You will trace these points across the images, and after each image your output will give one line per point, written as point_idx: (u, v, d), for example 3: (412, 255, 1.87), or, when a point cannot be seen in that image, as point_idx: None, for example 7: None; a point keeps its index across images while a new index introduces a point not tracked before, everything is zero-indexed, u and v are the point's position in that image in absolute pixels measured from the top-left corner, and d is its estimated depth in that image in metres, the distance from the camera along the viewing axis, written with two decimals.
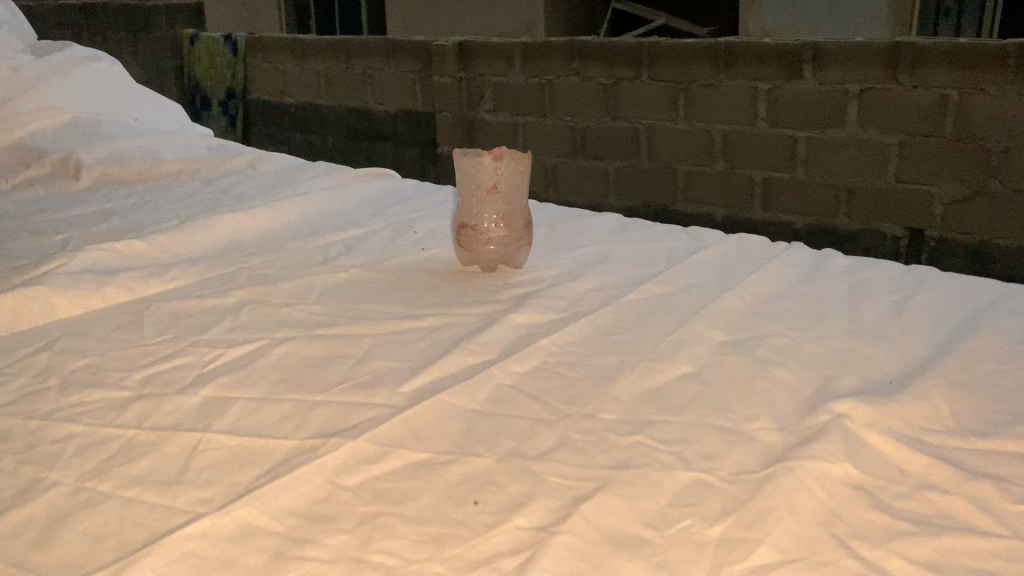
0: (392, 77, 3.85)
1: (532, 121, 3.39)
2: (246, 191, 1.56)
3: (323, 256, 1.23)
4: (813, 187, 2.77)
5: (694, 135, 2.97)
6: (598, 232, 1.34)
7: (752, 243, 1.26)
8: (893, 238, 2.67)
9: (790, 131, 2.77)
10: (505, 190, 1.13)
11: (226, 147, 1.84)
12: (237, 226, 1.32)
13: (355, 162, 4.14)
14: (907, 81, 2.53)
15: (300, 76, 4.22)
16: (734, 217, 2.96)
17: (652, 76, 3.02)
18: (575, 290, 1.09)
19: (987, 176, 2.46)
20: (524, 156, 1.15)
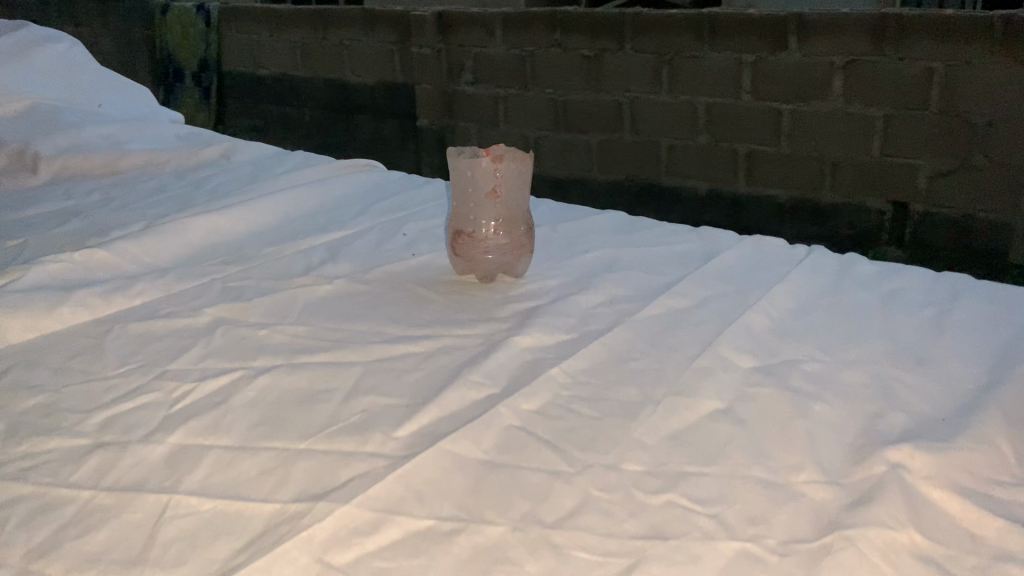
0: (371, 49, 3.70)
1: (514, 94, 3.28)
2: (219, 186, 1.44)
3: (304, 263, 1.12)
4: (798, 161, 2.69)
5: (677, 108, 2.88)
6: (601, 233, 1.24)
7: (771, 247, 1.17)
8: (879, 212, 2.60)
9: (775, 104, 2.68)
10: (505, 194, 1.03)
11: (197, 135, 1.72)
12: (210, 228, 1.20)
13: (333, 136, 4.00)
14: (892, 54, 2.45)
15: (275, 47, 4.06)
16: (718, 191, 2.87)
17: (634, 48, 2.91)
18: (584, 305, 0.99)
19: (971, 149, 2.40)
20: (525, 156, 1.05)
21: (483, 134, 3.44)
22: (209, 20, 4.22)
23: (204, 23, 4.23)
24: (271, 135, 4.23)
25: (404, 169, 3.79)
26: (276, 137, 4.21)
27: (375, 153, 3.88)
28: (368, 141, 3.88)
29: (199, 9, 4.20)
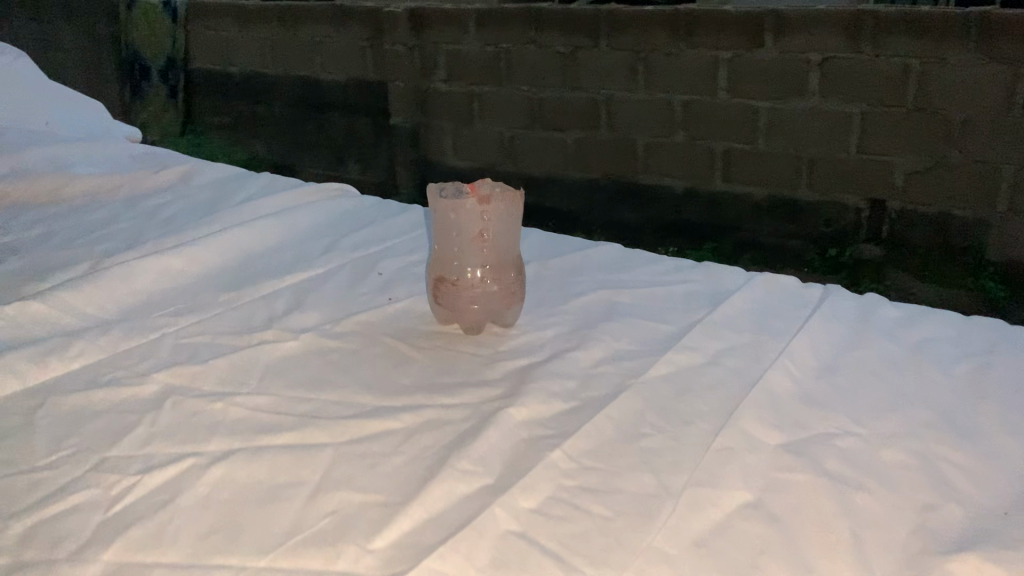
0: (343, 45, 3.57)
1: (488, 91, 3.17)
2: (177, 215, 1.32)
3: (268, 313, 1.00)
4: (774, 158, 2.64)
5: (653, 105, 2.80)
6: (595, 270, 1.13)
7: (783, 289, 1.07)
8: (855, 210, 2.58)
9: (752, 102, 2.62)
10: (494, 238, 0.92)
11: (155, 155, 1.59)
12: (163, 271, 1.09)
13: (305, 134, 3.88)
14: (869, 50, 2.40)
15: (245, 44, 3.92)
16: (694, 189, 2.82)
17: (610, 45, 2.83)
18: (584, 364, 0.88)
19: (947, 147, 2.37)
20: (516, 195, 0.93)
21: (457, 133, 3.32)
22: (176, 16, 4.00)
23: (171, 20, 4.01)
24: (241, 133, 4.11)
25: (378, 167, 3.68)
26: (247, 135, 4.09)
27: (347, 152, 3.77)
28: (340, 139, 3.76)
29: (166, 6, 3.96)
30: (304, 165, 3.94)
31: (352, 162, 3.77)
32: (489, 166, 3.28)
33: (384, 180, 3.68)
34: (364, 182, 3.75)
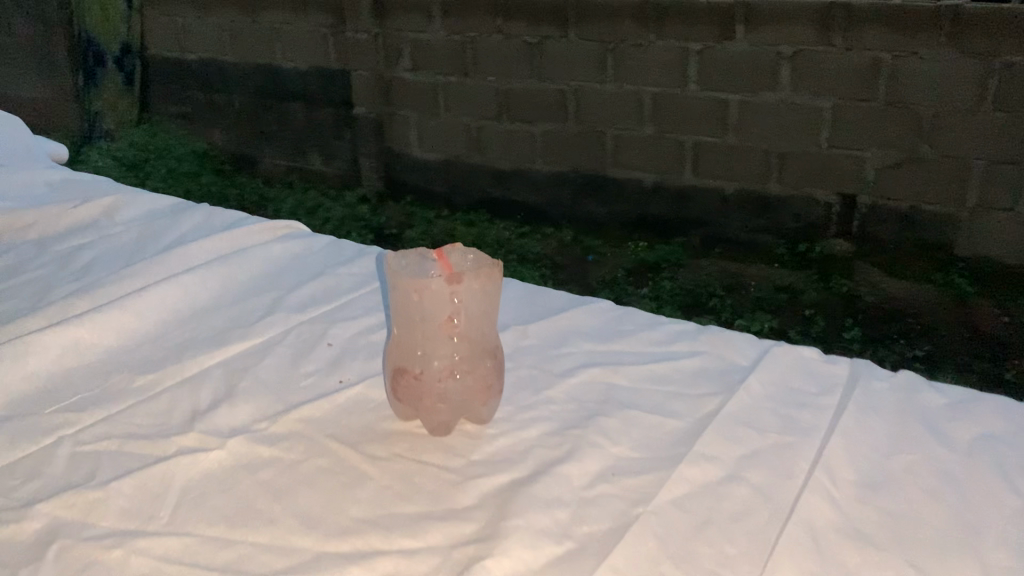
0: (303, 32, 3.36)
1: (454, 82, 3.04)
2: (94, 261, 1.13)
3: (191, 406, 0.82)
4: (744, 152, 2.63)
5: (621, 97, 2.75)
6: (584, 336, 0.97)
7: (805, 366, 0.91)
8: (826, 205, 2.59)
9: (721, 95, 2.59)
10: (465, 323, 0.76)
11: (76, 183, 1.39)
12: (68, 344, 0.90)
13: (264, 126, 3.67)
14: (840, 44, 2.37)
15: (200, 30, 3.68)
16: (664, 182, 2.80)
17: (578, 35, 2.74)
18: (578, 484, 0.72)
19: (918, 142, 2.38)
20: (493, 271, 0.76)
21: (423, 124, 3.19)
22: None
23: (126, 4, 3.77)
24: (198, 123, 3.89)
25: (342, 159, 3.50)
26: (205, 125, 3.87)
27: (307, 142, 3.57)
28: (300, 129, 3.56)
29: None
30: (263, 155, 3.74)
31: (313, 152, 3.57)
32: (454, 158, 3.18)
33: (347, 173, 3.50)
34: (326, 173, 3.57)
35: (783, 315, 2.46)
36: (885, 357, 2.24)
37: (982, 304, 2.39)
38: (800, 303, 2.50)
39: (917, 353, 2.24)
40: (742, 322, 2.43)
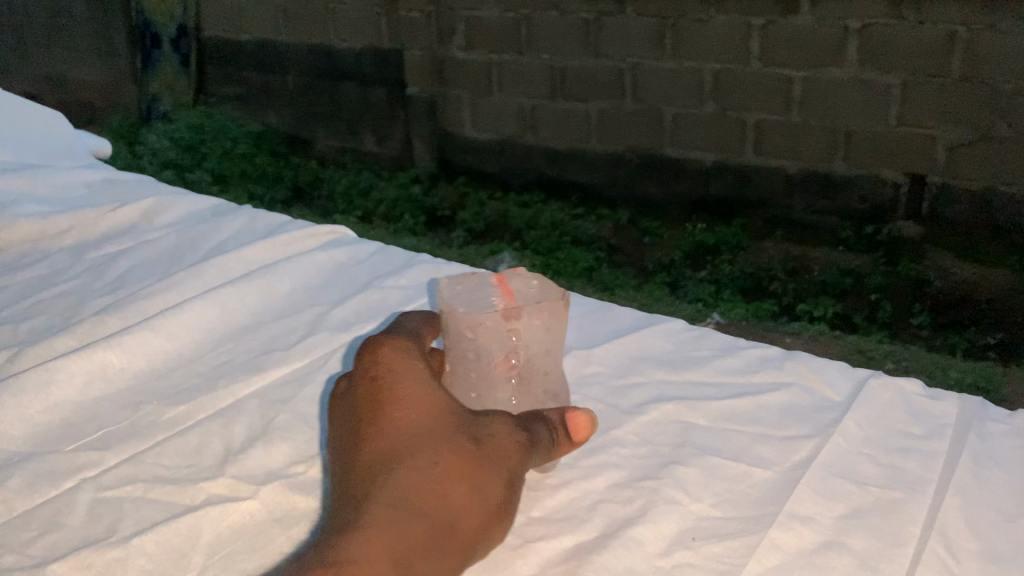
0: (357, 11, 3.28)
1: (509, 60, 2.96)
2: (130, 273, 1.08)
3: (224, 444, 0.75)
4: (809, 130, 2.49)
5: (681, 75, 2.64)
6: (654, 364, 0.87)
7: (906, 401, 0.80)
8: (894, 185, 2.44)
9: (785, 70, 2.46)
10: (526, 362, 0.69)
11: (115, 184, 1.34)
12: (96, 370, 0.84)
13: (317, 105, 3.62)
14: (914, 18, 2.23)
15: (255, 9, 3.63)
16: (724, 162, 2.68)
17: (636, 11, 2.63)
18: (652, 550, 0.63)
19: (993, 119, 2.23)
20: (553, 305, 0.70)
21: (476, 104, 3.11)
22: None
23: None
24: (254, 105, 3.85)
25: (394, 140, 3.43)
26: (258, 105, 3.83)
27: (361, 123, 3.50)
28: (354, 110, 3.49)
29: None
30: (318, 135, 3.68)
31: (367, 132, 3.50)
32: (508, 138, 3.09)
33: (400, 154, 3.43)
34: (379, 154, 3.49)
35: (850, 299, 2.38)
36: (956, 344, 2.18)
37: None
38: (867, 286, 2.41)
39: (989, 340, 2.17)
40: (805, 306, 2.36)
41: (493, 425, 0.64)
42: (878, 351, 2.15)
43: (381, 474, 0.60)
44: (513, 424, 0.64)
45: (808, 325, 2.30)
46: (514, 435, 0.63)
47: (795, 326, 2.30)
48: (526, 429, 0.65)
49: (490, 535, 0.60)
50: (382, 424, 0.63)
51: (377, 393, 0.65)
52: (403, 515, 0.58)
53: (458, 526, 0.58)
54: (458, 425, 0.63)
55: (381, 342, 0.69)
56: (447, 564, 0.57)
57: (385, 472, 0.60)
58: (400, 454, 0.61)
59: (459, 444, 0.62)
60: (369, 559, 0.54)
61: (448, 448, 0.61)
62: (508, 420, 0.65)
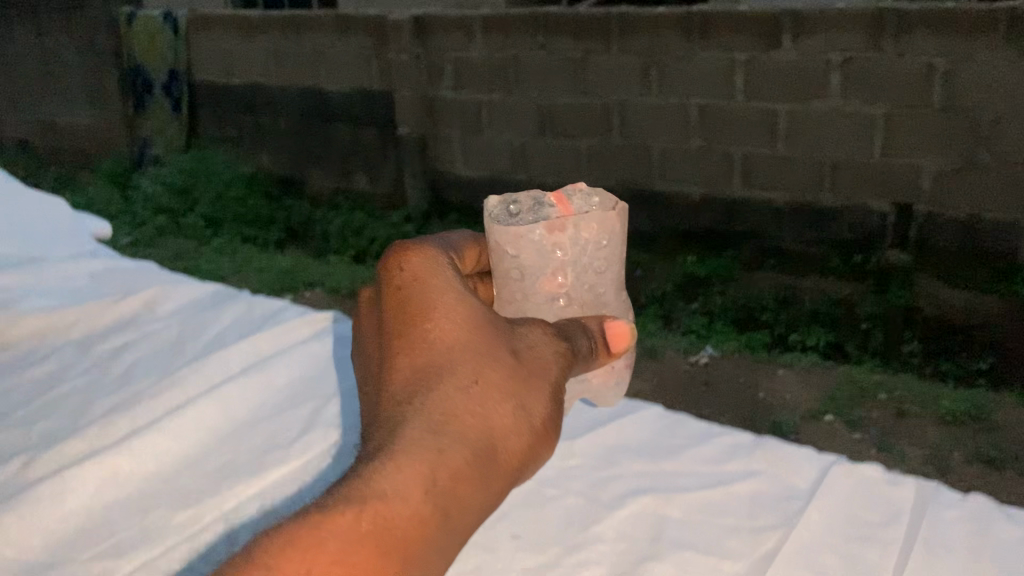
0: (344, 52, 3.50)
1: (497, 98, 3.13)
2: (136, 367, 1.13)
3: (228, 550, 0.80)
4: (795, 163, 2.61)
5: (667, 110, 2.77)
6: (633, 452, 0.93)
7: (869, 487, 0.86)
8: (881, 216, 2.54)
9: (772, 105, 2.58)
10: (569, 270, 0.84)
11: (116, 270, 1.40)
12: (108, 475, 0.90)
13: (311, 146, 3.79)
14: (892, 50, 2.36)
15: (246, 53, 3.86)
16: (713, 196, 2.79)
17: (621, 49, 2.80)
18: None
19: (976, 147, 2.33)
20: (598, 223, 0.84)
21: (466, 139, 3.28)
22: (177, 28, 4.01)
23: (172, 33, 4.03)
24: (247, 146, 4.04)
25: (387, 180, 3.60)
26: (248, 148, 4.04)
27: (353, 162, 3.67)
28: (346, 148, 3.66)
29: (167, 20, 4.01)
30: (312, 176, 3.85)
31: (359, 170, 3.67)
32: (499, 174, 3.23)
33: (393, 192, 3.59)
34: (375, 192, 3.63)
35: (841, 329, 2.55)
36: (946, 371, 2.38)
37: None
38: (857, 316, 2.55)
39: (980, 366, 2.37)
40: (798, 337, 2.53)
41: (529, 346, 0.73)
42: (870, 382, 2.29)
43: (422, 394, 0.68)
44: (548, 339, 0.75)
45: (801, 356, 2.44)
46: (558, 354, 0.74)
47: (788, 357, 2.44)
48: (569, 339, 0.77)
49: (530, 452, 0.69)
50: (423, 342, 0.71)
51: (418, 310, 0.73)
52: (443, 438, 0.66)
53: (495, 445, 0.67)
54: (494, 344, 0.72)
55: (420, 258, 0.77)
56: (485, 485, 0.65)
57: (427, 393, 0.69)
58: (440, 372, 0.70)
59: (497, 367, 0.70)
60: (407, 489, 0.62)
61: (487, 371, 0.70)
62: (545, 337, 0.75)
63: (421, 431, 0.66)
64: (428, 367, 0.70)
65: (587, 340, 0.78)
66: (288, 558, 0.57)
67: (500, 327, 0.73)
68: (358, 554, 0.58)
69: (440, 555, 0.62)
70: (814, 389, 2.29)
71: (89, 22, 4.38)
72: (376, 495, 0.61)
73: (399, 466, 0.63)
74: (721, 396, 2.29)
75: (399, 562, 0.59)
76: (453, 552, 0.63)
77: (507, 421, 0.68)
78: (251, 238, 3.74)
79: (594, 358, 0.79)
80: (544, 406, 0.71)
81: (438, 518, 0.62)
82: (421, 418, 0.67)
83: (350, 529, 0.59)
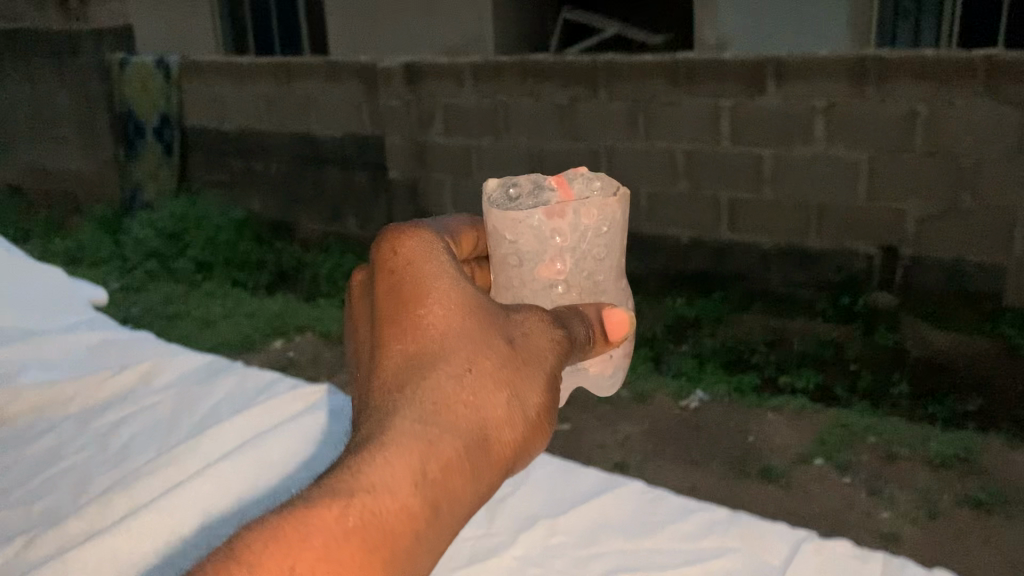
0: (335, 101, 3.74)
1: (486, 142, 3.39)
2: (132, 443, 1.16)
3: None
4: (782, 206, 2.92)
5: (654, 155, 3.08)
6: (614, 529, 0.96)
7: (838, 565, 0.90)
8: (867, 259, 2.87)
9: (756, 150, 2.89)
10: (565, 257, 0.90)
11: (113, 342, 1.44)
12: (107, 559, 0.93)
13: (300, 190, 3.97)
14: (875, 95, 2.66)
15: (238, 100, 4.04)
16: (700, 238, 3.11)
17: (609, 95, 3.09)
18: None
19: (959, 191, 2.64)
20: (594, 210, 0.89)
21: (457, 184, 3.51)
22: (169, 74, 4.19)
23: (164, 78, 4.22)
24: (238, 191, 4.20)
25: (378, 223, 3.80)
26: (238, 195, 4.21)
27: (343, 207, 3.87)
28: (337, 194, 3.87)
29: (159, 65, 4.21)
30: (301, 220, 4.03)
31: (349, 215, 3.87)
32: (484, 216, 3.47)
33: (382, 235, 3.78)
34: (361, 236, 3.85)
35: (830, 371, 2.64)
36: (937, 414, 2.40)
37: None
38: (846, 360, 2.68)
39: (968, 409, 2.40)
40: (788, 380, 2.60)
41: (522, 340, 0.78)
42: (861, 424, 2.34)
43: (416, 381, 0.72)
44: (540, 333, 0.80)
45: (791, 399, 2.49)
46: (547, 345, 0.79)
47: (777, 400, 2.49)
48: (560, 329, 0.82)
49: (519, 442, 0.74)
50: (418, 331, 0.76)
51: (415, 298, 0.77)
52: (434, 425, 0.69)
53: (486, 433, 0.71)
54: (488, 335, 0.76)
55: (416, 248, 0.82)
56: (475, 474, 0.69)
57: (421, 381, 0.72)
58: (434, 362, 0.74)
59: (490, 359, 0.74)
60: (395, 477, 0.65)
61: (480, 362, 0.74)
62: (536, 331, 0.80)
63: (413, 419, 0.69)
64: (423, 355, 0.74)
65: (581, 329, 0.85)
66: (276, 544, 0.60)
67: (494, 319, 0.78)
68: (343, 549, 0.61)
69: (429, 542, 0.65)
70: (804, 431, 2.35)
71: (77, 64, 4.42)
72: (365, 486, 0.64)
73: (389, 454, 0.66)
74: (712, 439, 2.35)
75: (386, 552, 0.62)
76: (442, 541, 0.66)
77: (497, 413, 0.72)
78: (240, 282, 3.76)
79: (590, 347, 0.87)
80: (534, 399, 0.75)
81: (428, 508, 0.65)
82: (415, 405, 0.70)
83: (338, 522, 0.62)
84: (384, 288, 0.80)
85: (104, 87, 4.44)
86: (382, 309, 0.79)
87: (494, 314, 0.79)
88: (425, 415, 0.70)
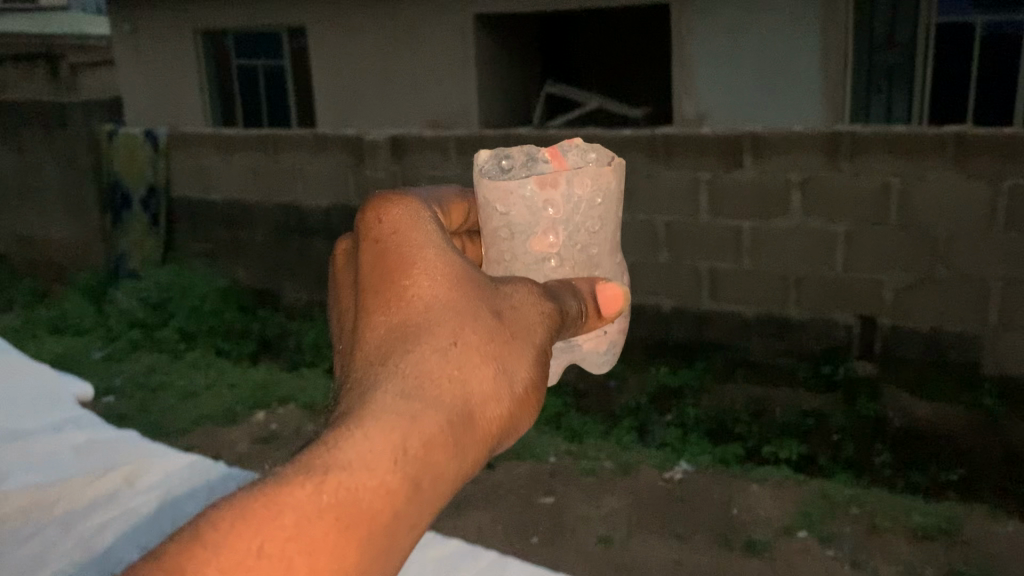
0: (322, 170, 3.81)
1: None
2: (112, 550, 1.19)
3: None
4: (761, 276, 3.01)
5: (634, 227, 3.16)
6: None
7: None
8: (846, 328, 2.95)
9: (735, 222, 2.99)
10: (557, 230, 0.97)
11: (97, 442, 1.46)
12: None
13: (285, 260, 4.02)
14: (850, 168, 2.77)
15: (225, 171, 4.09)
16: (683, 306, 3.17)
17: None
18: None
19: (934, 263, 2.74)
20: (586, 181, 0.96)
21: None
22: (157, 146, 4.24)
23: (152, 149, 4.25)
24: (223, 262, 4.20)
25: None
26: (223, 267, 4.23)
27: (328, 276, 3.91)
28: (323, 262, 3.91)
29: (147, 137, 4.26)
30: (287, 288, 4.07)
31: None
32: None
33: None
34: None
35: (812, 440, 2.69)
36: (917, 484, 2.45)
37: (1009, 423, 2.63)
38: (829, 428, 2.73)
39: (952, 477, 2.46)
40: (771, 450, 2.64)
41: (508, 314, 0.81)
42: (842, 494, 2.37)
43: (400, 354, 0.74)
44: (532, 307, 0.83)
45: (773, 470, 2.52)
46: (538, 320, 0.82)
47: (761, 471, 2.52)
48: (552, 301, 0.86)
49: (504, 413, 0.76)
50: (404, 301, 0.78)
51: (403, 268, 0.80)
52: (415, 399, 0.71)
53: (468, 407, 0.73)
54: (474, 309, 0.78)
55: (404, 215, 0.85)
56: (457, 450, 0.70)
57: (406, 353, 0.74)
58: (418, 335, 0.76)
59: (474, 332, 0.77)
60: (374, 450, 0.66)
61: (466, 335, 0.76)
62: (526, 304, 0.83)
63: (394, 393, 0.71)
64: (408, 326, 0.77)
65: (574, 306, 0.88)
66: (244, 527, 0.61)
67: (480, 291, 0.81)
68: (318, 528, 0.62)
69: (410, 519, 0.66)
70: (785, 501, 2.37)
71: (65, 135, 4.50)
72: (341, 462, 0.65)
73: (369, 431, 0.67)
74: (693, 511, 2.38)
75: (365, 529, 0.63)
76: (424, 516, 0.67)
77: (479, 389, 0.74)
78: (224, 350, 3.79)
79: (585, 321, 0.91)
80: (519, 374, 0.78)
81: (409, 487, 0.66)
82: (398, 378, 0.72)
83: (310, 502, 0.62)
84: (370, 258, 0.83)
85: (91, 158, 4.48)
86: (367, 280, 0.82)
87: (479, 288, 0.81)
88: (406, 389, 0.71)
